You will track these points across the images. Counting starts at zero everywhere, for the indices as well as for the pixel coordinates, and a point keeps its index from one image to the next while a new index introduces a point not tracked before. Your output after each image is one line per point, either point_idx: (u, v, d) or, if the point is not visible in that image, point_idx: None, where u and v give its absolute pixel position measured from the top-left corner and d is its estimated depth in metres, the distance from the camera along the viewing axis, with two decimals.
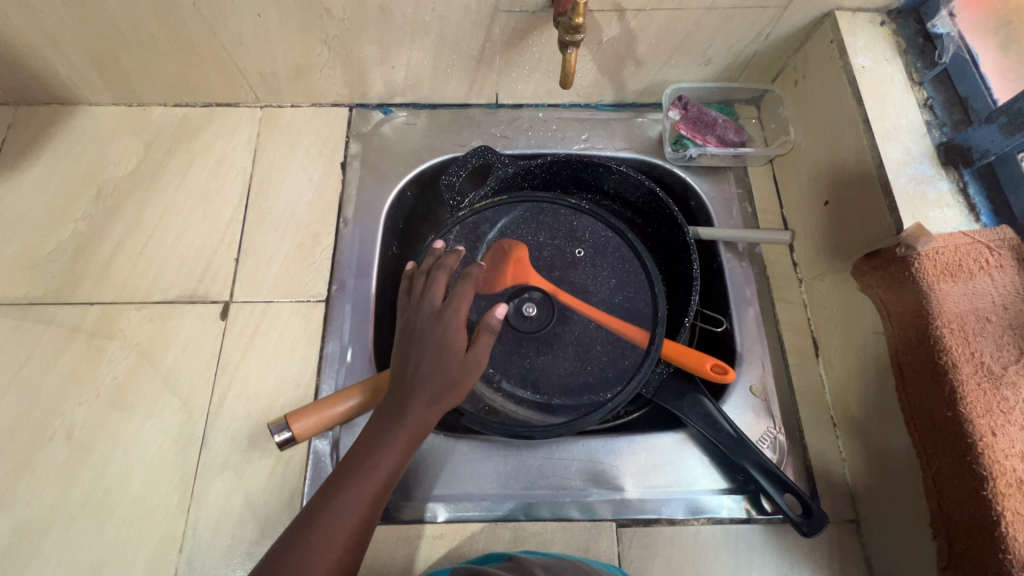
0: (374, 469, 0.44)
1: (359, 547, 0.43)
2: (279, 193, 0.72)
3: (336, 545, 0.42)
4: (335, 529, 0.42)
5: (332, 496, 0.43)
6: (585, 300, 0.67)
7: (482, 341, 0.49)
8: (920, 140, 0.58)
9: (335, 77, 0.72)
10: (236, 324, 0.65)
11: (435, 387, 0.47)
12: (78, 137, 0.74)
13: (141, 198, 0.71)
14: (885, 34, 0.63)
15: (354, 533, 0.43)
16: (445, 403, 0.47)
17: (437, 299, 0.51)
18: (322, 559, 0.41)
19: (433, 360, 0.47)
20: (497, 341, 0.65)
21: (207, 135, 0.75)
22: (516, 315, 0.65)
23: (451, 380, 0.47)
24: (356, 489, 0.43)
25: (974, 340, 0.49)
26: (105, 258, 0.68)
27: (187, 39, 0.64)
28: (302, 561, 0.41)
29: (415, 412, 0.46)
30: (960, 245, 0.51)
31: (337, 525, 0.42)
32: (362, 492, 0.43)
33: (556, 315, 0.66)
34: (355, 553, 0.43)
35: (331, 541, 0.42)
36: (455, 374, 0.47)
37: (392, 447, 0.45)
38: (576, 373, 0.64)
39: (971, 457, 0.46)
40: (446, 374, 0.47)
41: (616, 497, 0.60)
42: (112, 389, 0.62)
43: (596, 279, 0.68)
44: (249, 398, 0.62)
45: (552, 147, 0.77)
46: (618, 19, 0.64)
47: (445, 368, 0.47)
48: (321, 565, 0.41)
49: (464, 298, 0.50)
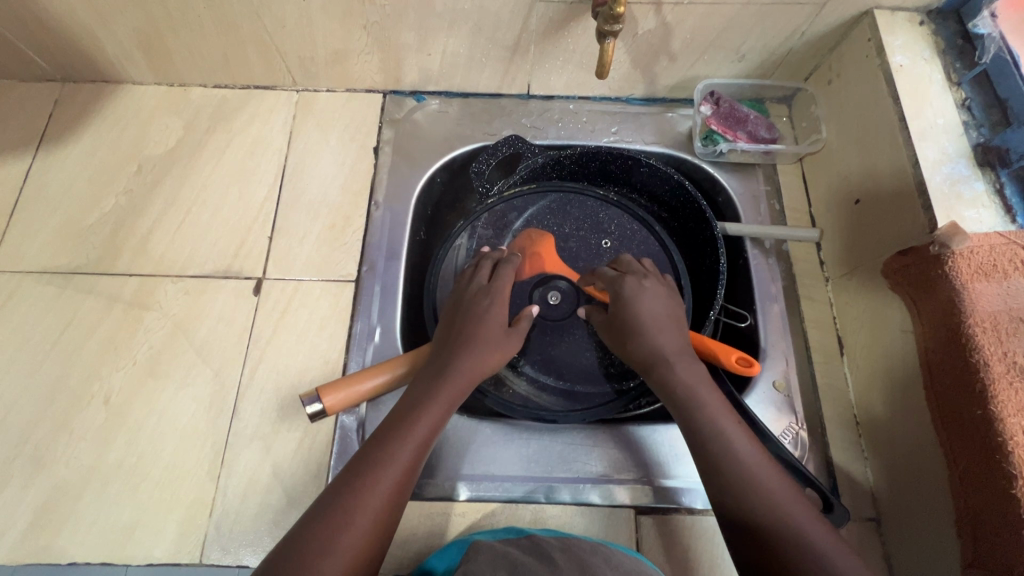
0: (417, 423, 0.48)
1: (401, 500, 0.45)
2: (313, 175, 0.74)
3: (381, 492, 0.43)
4: (379, 476, 0.44)
5: (379, 448, 0.46)
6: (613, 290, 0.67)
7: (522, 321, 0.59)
8: (957, 140, 0.57)
9: (371, 63, 0.73)
10: (268, 300, 0.67)
11: (481, 356, 0.53)
12: (122, 114, 0.76)
13: (179, 175, 0.73)
14: (923, 34, 0.63)
15: (396, 483, 0.44)
16: (483, 369, 0.53)
17: (485, 278, 0.60)
18: (367, 505, 0.42)
19: (478, 330, 0.55)
20: None
21: (244, 117, 0.77)
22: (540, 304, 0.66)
23: (495, 347, 0.55)
24: (402, 439, 0.46)
25: (1008, 340, 0.48)
26: (144, 231, 0.70)
27: (232, 22, 0.66)
28: (349, 505, 0.42)
29: (462, 369, 0.52)
30: (995, 245, 0.51)
31: (380, 473, 0.44)
32: (404, 444, 0.46)
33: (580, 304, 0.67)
34: (397, 507, 0.44)
35: (375, 487, 0.43)
36: (499, 343, 0.55)
37: (436, 401, 0.50)
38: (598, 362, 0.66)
39: (1001, 456, 0.46)
40: (488, 345, 0.54)
41: (637, 485, 0.61)
42: (148, 358, 0.64)
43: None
44: (279, 372, 0.64)
45: (581, 139, 0.78)
46: (654, 13, 0.64)
47: (490, 336, 0.55)
48: (367, 512, 0.42)
49: (507, 281, 0.59)
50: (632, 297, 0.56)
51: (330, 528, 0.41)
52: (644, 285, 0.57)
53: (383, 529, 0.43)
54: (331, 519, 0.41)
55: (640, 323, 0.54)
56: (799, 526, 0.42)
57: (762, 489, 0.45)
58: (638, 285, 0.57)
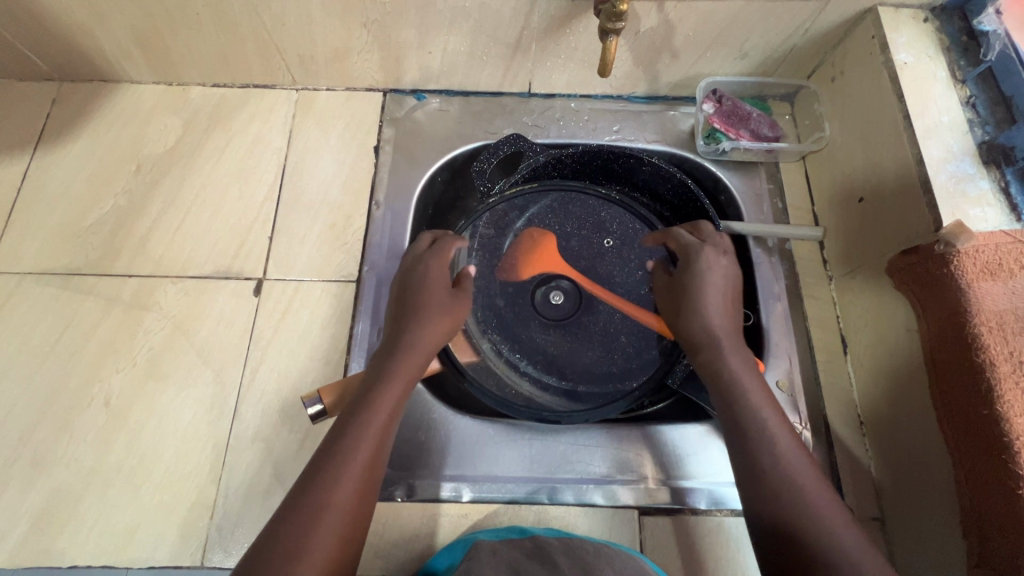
0: (376, 412, 0.47)
1: (369, 495, 0.45)
2: (312, 175, 0.73)
3: (347, 489, 0.43)
4: (346, 474, 0.43)
5: (340, 440, 0.45)
6: (614, 290, 0.68)
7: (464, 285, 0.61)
8: (962, 138, 0.57)
9: (371, 61, 0.73)
10: (269, 300, 0.67)
11: (425, 335, 0.54)
12: (120, 113, 0.75)
13: (179, 175, 0.73)
14: (927, 31, 0.63)
15: (362, 478, 0.44)
16: (429, 348, 0.54)
17: (423, 246, 0.61)
18: (336, 503, 0.42)
19: (421, 312, 0.55)
20: (526, 326, 0.67)
21: (244, 116, 0.76)
22: (543, 303, 0.68)
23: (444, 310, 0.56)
24: (362, 430, 0.46)
25: (1014, 340, 0.48)
26: (144, 232, 0.69)
27: (231, 19, 0.65)
28: (318, 505, 0.41)
29: (416, 339, 0.53)
30: (1001, 244, 0.51)
31: (346, 469, 0.43)
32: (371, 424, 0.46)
33: (583, 304, 0.68)
34: (365, 502, 0.44)
35: (342, 485, 0.43)
36: (447, 305, 0.57)
37: (393, 388, 0.49)
38: (601, 362, 0.66)
39: (1008, 456, 0.45)
40: (433, 325, 0.55)
41: (640, 486, 0.60)
42: (148, 360, 0.63)
43: (621, 268, 0.69)
44: (280, 373, 0.63)
45: (582, 137, 0.77)
46: (657, 10, 0.64)
47: (435, 299, 0.56)
48: (337, 511, 0.42)
49: (448, 247, 0.60)
50: (703, 271, 0.56)
51: (304, 531, 0.40)
52: (718, 263, 0.57)
53: (354, 525, 0.43)
54: (299, 520, 0.40)
55: (704, 298, 0.55)
56: (822, 518, 0.42)
57: (796, 479, 0.45)
58: (712, 260, 0.57)
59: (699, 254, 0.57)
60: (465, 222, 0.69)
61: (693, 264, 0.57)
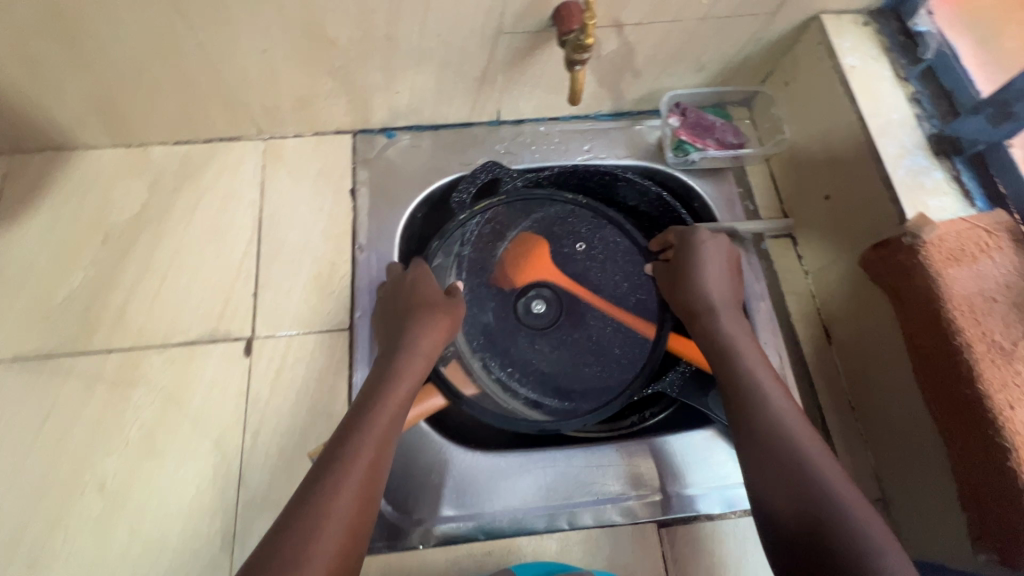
0: (376, 420, 0.50)
1: (371, 502, 0.46)
2: (290, 225, 0.72)
3: (348, 495, 0.45)
4: (347, 481, 0.45)
5: (341, 449, 0.48)
6: (598, 296, 0.72)
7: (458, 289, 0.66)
8: (912, 133, 0.61)
9: (339, 105, 0.72)
10: (261, 359, 0.65)
11: (423, 339, 0.58)
12: (79, 181, 0.72)
13: (150, 240, 0.70)
14: (868, 34, 0.66)
15: (364, 481, 0.46)
16: (430, 353, 0.58)
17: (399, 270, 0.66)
18: (338, 507, 0.44)
19: (418, 320, 0.60)
20: (516, 342, 0.70)
21: (212, 171, 0.74)
22: (530, 316, 0.71)
23: (443, 314, 0.61)
24: (364, 436, 0.49)
25: (984, 320, 0.52)
26: (120, 303, 0.67)
27: (191, 79, 0.64)
28: (320, 510, 0.43)
29: (418, 344, 0.58)
30: (961, 230, 0.55)
31: (347, 476, 0.46)
32: (373, 428, 0.50)
33: (568, 313, 0.71)
34: (367, 512, 0.46)
35: (342, 493, 0.45)
36: (445, 309, 0.62)
37: (396, 396, 0.53)
38: (589, 371, 0.69)
39: (994, 431, 0.49)
40: (436, 322, 0.60)
41: (656, 498, 0.62)
42: (141, 438, 0.61)
43: (601, 274, 0.73)
44: (283, 432, 0.62)
45: (556, 160, 0.78)
46: (616, 34, 0.66)
47: (428, 305, 0.61)
48: (338, 518, 0.43)
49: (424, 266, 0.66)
50: (701, 246, 0.63)
51: (302, 540, 0.41)
52: (715, 240, 0.64)
53: (355, 532, 0.44)
54: (302, 529, 0.42)
55: (700, 268, 0.62)
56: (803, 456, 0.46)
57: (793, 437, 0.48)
58: (711, 236, 0.64)
59: (695, 233, 0.65)
60: (436, 242, 0.71)
61: (692, 242, 0.64)
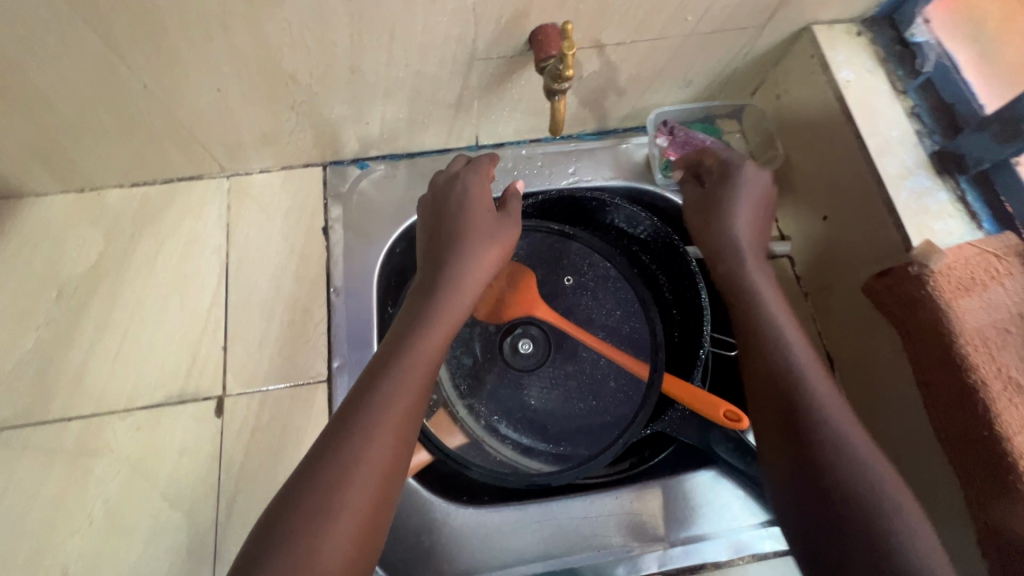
0: (414, 362, 0.47)
1: (410, 435, 0.45)
2: (260, 269, 0.68)
3: (387, 429, 0.43)
4: (386, 414, 0.44)
5: (382, 381, 0.46)
6: (588, 331, 0.68)
7: (511, 206, 0.60)
8: (913, 151, 0.58)
9: (305, 139, 0.67)
10: (234, 420, 0.61)
11: (476, 263, 0.55)
12: (28, 233, 0.67)
13: (108, 294, 0.65)
14: (862, 45, 0.63)
15: (405, 414, 0.45)
16: (482, 277, 0.55)
17: (457, 166, 0.62)
18: (369, 457, 0.42)
19: (469, 241, 0.56)
20: (500, 383, 0.67)
21: (172, 214, 0.69)
22: (515, 354, 0.68)
23: (495, 235, 0.57)
24: (409, 368, 0.47)
25: (999, 355, 0.49)
26: (78, 366, 0.62)
27: (141, 121, 0.59)
28: (353, 455, 0.41)
29: (469, 268, 0.54)
30: (969, 257, 0.52)
31: (388, 408, 0.44)
32: (419, 359, 0.48)
33: (557, 348, 0.68)
34: (405, 442, 0.44)
35: (383, 425, 0.43)
36: (496, 229, 0.57)
37: (434, 338, 0.50)
38: (580, 411, 0.66)
39: (1015, 477, 0.46)
40: (481, 255, 0.55)
41: (660, 548, 0.58)
42: (106, 514, 0.57)
43: (593, 304, 0.69)
44: (261, 499, 0.58)
45: (539, 184, 0.74)
46: (598, 55, 0.62)
47: (483, 222, 0.57)
48: (377, 453, 0.42)
49: (482, 169, 0.61)
50: (740, 183, 0.61)
51: (337, 471, 0.40)
52: (757, 175, 0.62)
53: (385, 483, 0.42)
54: (336, 463, 0.41)
55: (734, 204, 0.60)
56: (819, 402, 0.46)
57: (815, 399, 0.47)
58: (753, 173, 0.62)
59: (738, 168, 0.62)
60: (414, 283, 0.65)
61: (731, 177, 0.62)
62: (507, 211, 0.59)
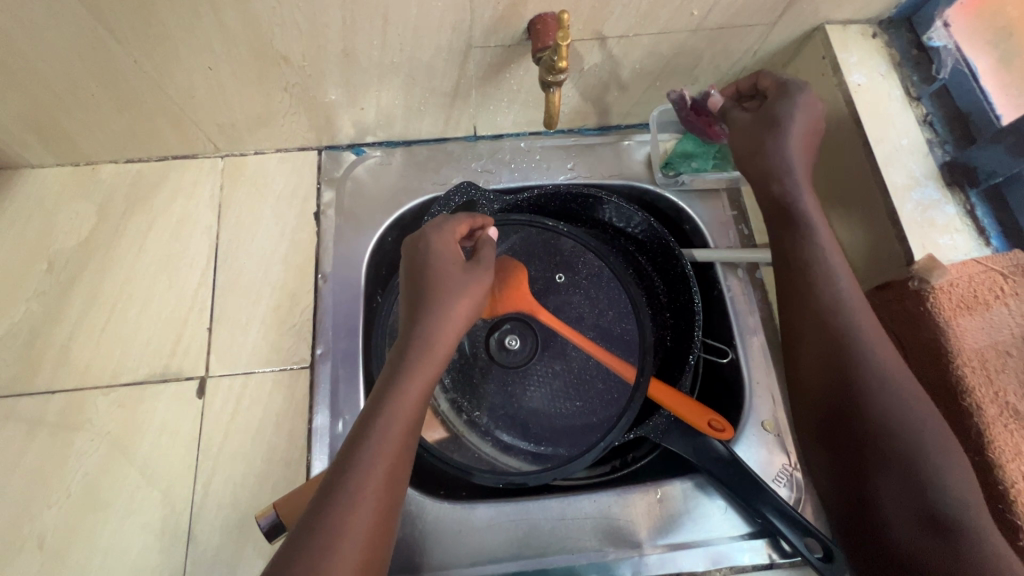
0: (384, 438, 0.43)
1: (391, 505, 0.42)
2: (249, 252, 0.67)
3: (367, 506, 0.41)
4: (361, 493, 0.41)
5: (352, 456, 0.42)
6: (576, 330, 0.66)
7: (483, 255, 0.54)
8: (923, 162, 0.55)
9: (299, 123, 0.67)
10: (215, 401, 0.61)
11: (444, 323, 0.49)
12: (21, 204, 0.67)
13: (97, 269, 0.65)
14: (877, 47, 0.60)
15: (380, 492, 0.42)
16: (451, 337, 0.49)
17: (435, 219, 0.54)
18: (351, 531, 0.39)
19: (439, 296, 0.49)
20: (485, 381, 0.66)
21: (165, 193, 0.69)
22: (502, 351, 0.66)
23: (469, 287, 0.50)
24: (379, 440, 0.43)
25: (997, 378, 0.47)
26: (64, 340, 0.62)
27: (133, 97, 0.59)
28: (337, 523, 0.39)
29: (440, 327, 0.48)
30: (974, 273, 0.49)
31: (364, 488, 0.41)
32: (389, 432, 0.43)
33: (542, 346, 0.66)
34: (389, 513, 0.42)
35: (359, 503, 0.40)
36: (469, 281, 0.51)
37: (403, 407, 0.45)
38: (565, 413, 0.64)
39: (1004, 505, 0.45)
40: (453, 311, 0.49)
41: (635, 555, 0.58)
42: (84, 488, 0.57)
43: (586, 302, 0.68)
44: (237, 482, 0.58)
45: (536, 179, 0.73)
46: (599, 47, 0.60)
47: (454, 276, 0.50)
48: (355, 530, 0.40)
49: (454, 223, 0.53)
50: (796, 107, 0.53)
51: (319, 551, 0.38)
52: (811, 104, 0.54)
53: (370, 561, 0.40)
54: (315, 546, 0.38)
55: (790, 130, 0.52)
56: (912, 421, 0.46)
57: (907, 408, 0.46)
58: (807, 101, 0.54)
59: (798, 91, 0.54)
60: None
61: (787, 99, 0.54)
62: (477, 260, 0.53)
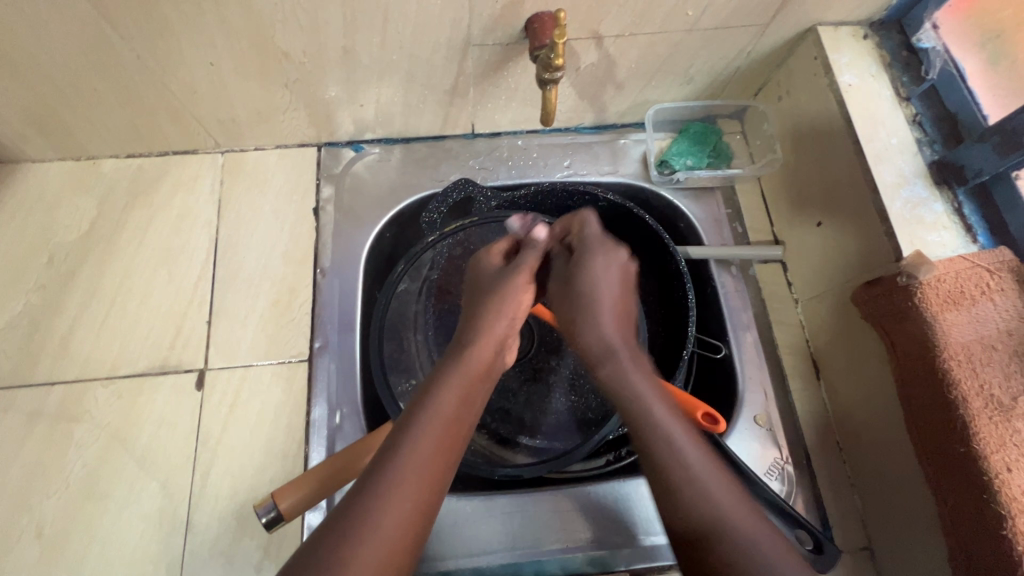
0: (434, 413, 0.44)
1: (438, 481, 0.42)
2: (249, 247, 0.68)
3: (413, 474, 0.41)
4: (405, 462, 0.41)
5: (401, 428, 0.44)
6: None
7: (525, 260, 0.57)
8: (911, 160, 0.56)
9: (299, 119, 0.67)
10: (214, 393, 0.61)
11: (487, 322, 0.53)
12: (22, 198, 0.68)
13: (97, 263, 0.66)
14: (868, 48, 0.62)
15: (428, 463, 0.42)
16: (495, 333, 0.52)
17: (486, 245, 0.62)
18: (394, 496, 0.39)
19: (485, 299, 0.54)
20: None
21: (165, 187, 0.70)
22: None
23: (509, 287, 0.55)
24: (427, 413, 0.44)
25: (983, 371, 0.48)
26: (64, 332, 0.63)
27: (135, 92, 0.59)
28: (381, 486, 0.40)
29: (485, 325, 0.52)
30: (960, 269, 0.51)
31: (408, 455, 0.41)
32: (440, 409, 0.45)
33: (537, 342, 0.68)
34: (435, 488, 0.41)
35: (405, 466, 0.41)
36: (510, 282, 0.55)
37: (442, 409, 0.45)
38: (561, 407, 0.65)
39: (989, 496, 0.45)
40: (494, 310, 0.53)
41: (628, 547, 0.58)
42: (83, 479, 0.58)
43: None
44: (234, 474, 0.59)
45: (533, 176, 0.74)
46: (596, 46, 0.61)
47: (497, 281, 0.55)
48: (400, 494, 0.40)
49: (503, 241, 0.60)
50: (592, 272, 0.56)
51: (363, 513, 0.38)
52: (608, 266, 0.56)
53: (408, 535, 0.39)
54: (359, 505, 0.39)
55: (593, 312, 0.54)
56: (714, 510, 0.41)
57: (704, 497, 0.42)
58: (603, 265, 0.56)
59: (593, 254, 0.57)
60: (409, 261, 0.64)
61: (583, 267, 0.56)
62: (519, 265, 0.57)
